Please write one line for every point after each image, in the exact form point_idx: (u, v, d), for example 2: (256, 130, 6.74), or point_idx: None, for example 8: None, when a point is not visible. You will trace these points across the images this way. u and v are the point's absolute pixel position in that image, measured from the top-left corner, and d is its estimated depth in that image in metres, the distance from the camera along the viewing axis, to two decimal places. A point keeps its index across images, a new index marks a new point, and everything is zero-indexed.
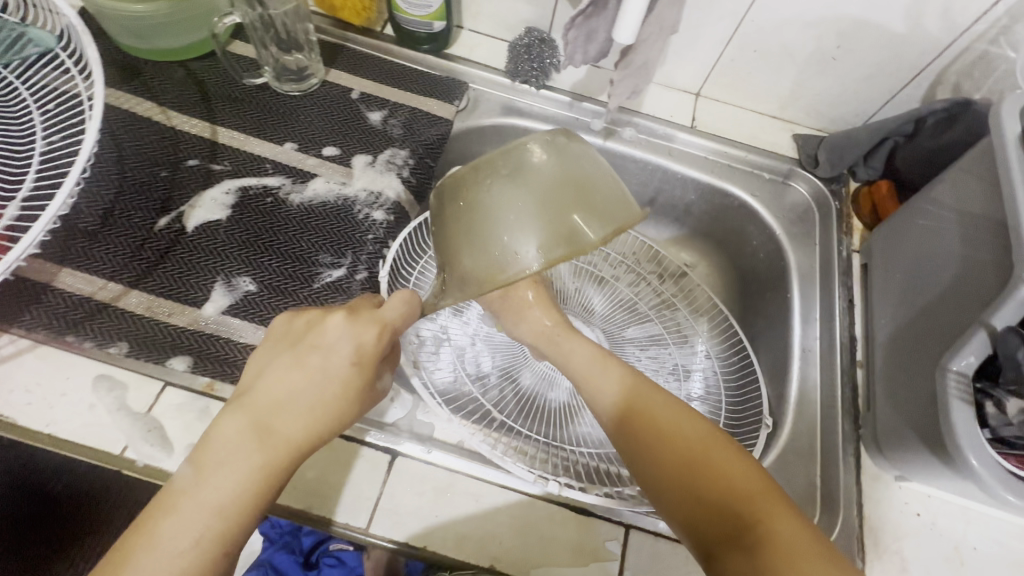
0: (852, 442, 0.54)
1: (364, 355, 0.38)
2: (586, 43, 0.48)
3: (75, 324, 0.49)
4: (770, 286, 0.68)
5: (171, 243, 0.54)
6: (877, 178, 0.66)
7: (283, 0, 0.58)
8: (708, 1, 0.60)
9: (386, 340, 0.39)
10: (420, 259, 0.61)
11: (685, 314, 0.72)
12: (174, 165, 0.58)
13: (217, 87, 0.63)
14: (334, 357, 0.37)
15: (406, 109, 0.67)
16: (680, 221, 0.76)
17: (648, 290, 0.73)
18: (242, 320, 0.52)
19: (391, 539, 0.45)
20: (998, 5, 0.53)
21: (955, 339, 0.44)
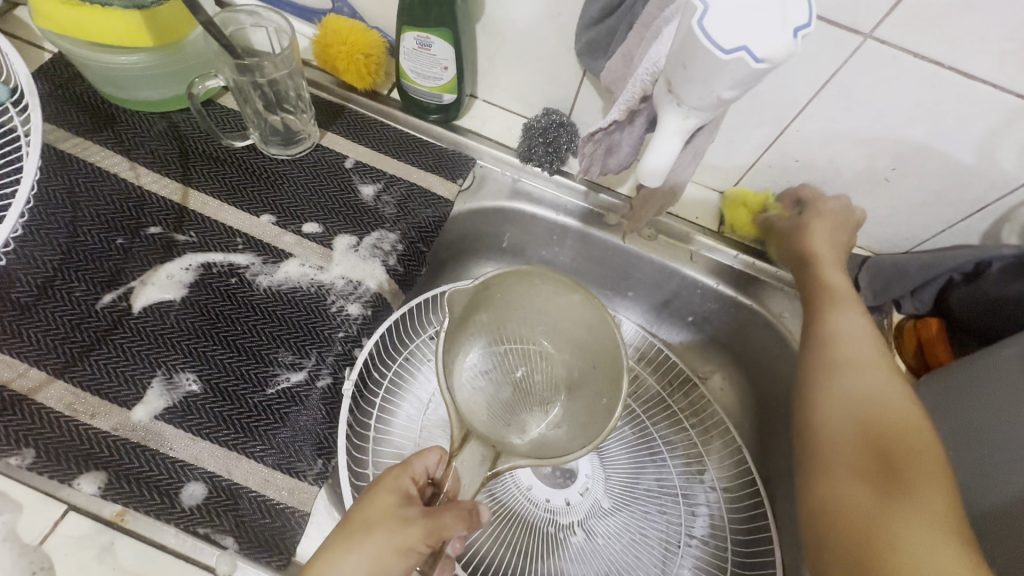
0: None
1: (394, 532, 0.37)
2: (605, 156, 0.42)
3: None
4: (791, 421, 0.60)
5: (112, 326, 0.47)
6: (925, 314, 0.58)
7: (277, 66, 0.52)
8: (750, 106, 0.53)
9: (419, 518, 0.37)
10: (397, 354, 0.55)
11: (694, 439, 0.63)
12: (133, 232, 0.52)
13: (197, 143, 0.57)
14: (367, 535, 0.37)
15: (403, 184, 0.60)
16: (696, 328, 0.68)
17: (654, 404, 0.65)
18: (176, 428, 0.45)
19: None
20: None
21: None
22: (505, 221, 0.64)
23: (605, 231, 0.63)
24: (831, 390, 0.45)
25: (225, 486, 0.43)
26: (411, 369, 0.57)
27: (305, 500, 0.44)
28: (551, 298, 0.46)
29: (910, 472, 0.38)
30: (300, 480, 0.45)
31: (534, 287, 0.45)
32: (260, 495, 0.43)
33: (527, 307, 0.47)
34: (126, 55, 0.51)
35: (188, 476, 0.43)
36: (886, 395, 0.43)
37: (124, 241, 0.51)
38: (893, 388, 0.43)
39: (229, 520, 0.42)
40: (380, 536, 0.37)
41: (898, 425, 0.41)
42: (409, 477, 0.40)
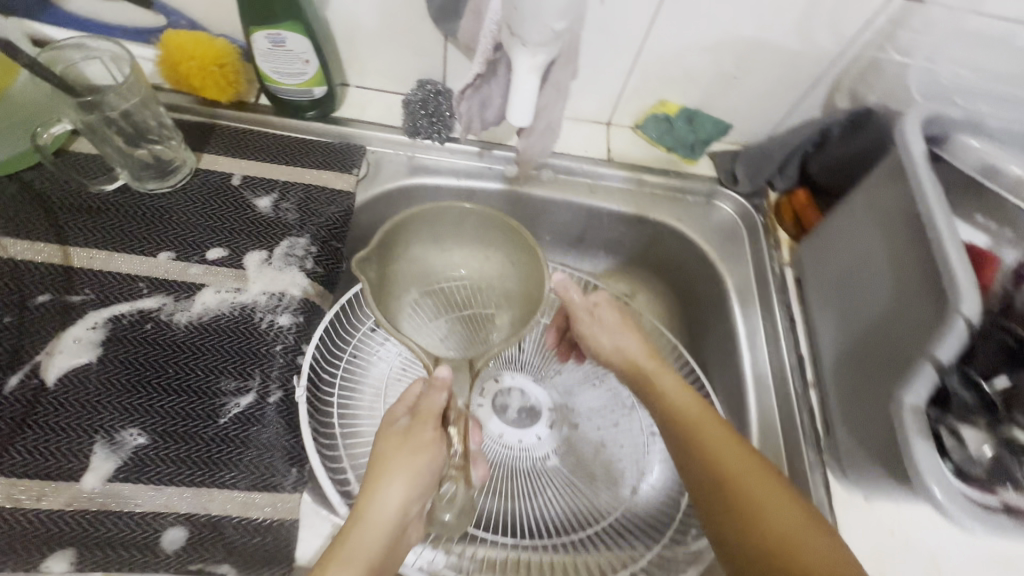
0: (818, 469, 0.52)
1: (408, 445, 0.42)
2: (482, 110, 0.45)
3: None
4: (710, 310, 0.67)
5: (29, 406, 0.45)
6: (794, 187, 0.66)
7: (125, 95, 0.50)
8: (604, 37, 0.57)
9: (420, 422, 0.43)
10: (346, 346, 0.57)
11: None
12: (20, 306, 0.48)
13: (63, 198, 0.53)
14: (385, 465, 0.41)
15: (298, 188, 0.60)
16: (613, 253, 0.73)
17: None
18: (135, 483, 0.44)
19: None
20: (879, 15, 0.53)
21: (902, 367, 0.43)
22: (411, 199, 0.65)
23: (508, 185, 0.66)
24: (756, 513, 0.39)
25: (205, 521, 0.43)
26: (362, 363, 0.58)
27: (290, 509, 0.45)
28: (423, 236, 0.49)
29: (802, 549, 0.36)
30: (280, 492, 0.45)
31: (438, 224, 0.48)
32: (244, 518, 0.44)
33: (424, 256, 0.50)
34: None
35: (164, 524, 0.43)
36: (714, 451, 0.43)
37: (12, 317, 0.48)
38: (721, 441, 0.44)
39: (219, 550, 0.42)
40: (400, 455, 0.41)
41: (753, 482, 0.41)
42: (401, 407, 0.45)
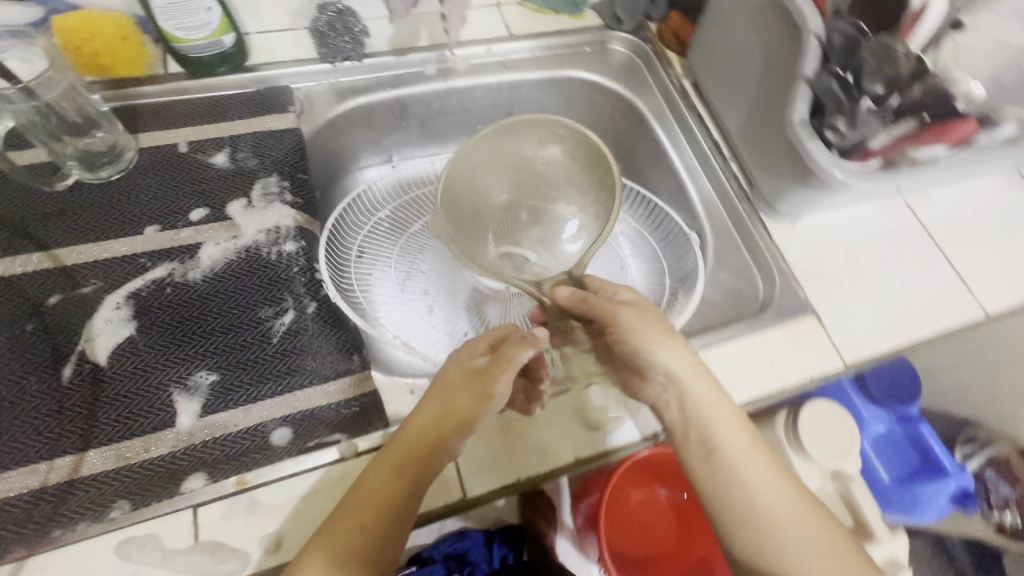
0: (755, 215, 0.66)
1: (473, 371, 0.46)
2: None
3: (50, 518, 0.42)
4: (635, 137, 0.78)
5: (95, 386, 0.48)
6: (667, 13, 0.77)
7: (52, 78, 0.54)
8: None
9: (491, 360, 0.46)
10: (347, 268, 0.67)
11: None
12: (37, 311, 0.50)
13: (24, 210, 0.54)
14: (453, 387, 0.46)
15: (246, 139, 0.62)
16: None
17: None
18: (226, 409, 0.49)
19: (487, 491, 0.48)
20: None
21: (789, 94, 0.56)
22: (349, 123, 0.70)
23: (432, 83, 0.72)
24: (735, 485, 0.44)
25: (301, 416, 0.49)
26: (367, 281, 0.68)
27: (368, 381, 0.52)
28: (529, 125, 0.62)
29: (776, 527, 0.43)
30: (354, 374, 0.52)
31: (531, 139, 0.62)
32: (333, 403, 0.50)
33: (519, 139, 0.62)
34: None
35: (268, 428, 0.48)
36: (714, 412, 0.46)
37: (34, 323, 0.49)
38: (722, 404, 0.47)
39: (325, 428, 0.49)
40: (463, 382, 0.45)
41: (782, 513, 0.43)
42: (485, 342, 0.49)
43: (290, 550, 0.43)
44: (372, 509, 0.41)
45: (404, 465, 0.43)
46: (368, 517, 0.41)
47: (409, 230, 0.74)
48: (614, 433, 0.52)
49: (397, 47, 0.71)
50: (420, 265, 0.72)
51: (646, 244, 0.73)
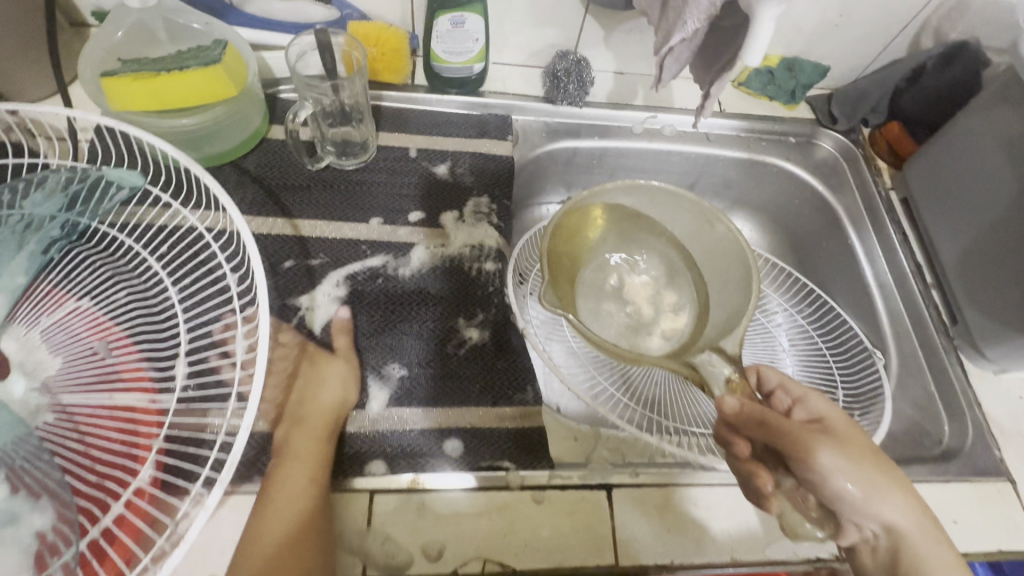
0: (954, 352, 0.62)
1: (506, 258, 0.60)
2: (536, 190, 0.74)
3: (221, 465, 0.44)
4: (800, 245, 0.77)
5: (306, 351, 0.53)
6: (885, 121, 0.75)
7: (355, 80, 0.58)
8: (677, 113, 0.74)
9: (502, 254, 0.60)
10: (529, 278, 0.69)
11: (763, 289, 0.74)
12: (274, 272, 0.56)
13: (280, 177, 0.60)
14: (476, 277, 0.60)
15: (467, 155, 0.67)
16: None
17: None
18: (418, 408, 0.52)
19: (639, 566, 0.46)
20: None
21: (1008, 242, 0.58)
22: (550, 162, 0.73)
23: (617, 137, 0.73)
24: None
25: (474, 433, 0.51)
26: (539, 291, 0.69)
27: (538, 448, 0.51)
28: None
29: None
30: (526, 405, 0.53)
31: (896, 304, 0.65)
32: (503, 428, 0.52)
33: None
34: (183, 117, 0.52)
35: (444, 435, 0.51)
36: None
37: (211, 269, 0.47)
38: None
39: (497, 453, 0.50)
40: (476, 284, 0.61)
41: (845, 425, 0.42)
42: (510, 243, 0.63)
43: (451, 561, 0.45)
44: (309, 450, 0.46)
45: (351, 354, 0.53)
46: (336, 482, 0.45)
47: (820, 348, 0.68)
48: (778, 556, 0.48)
49: (614, 99, 0.74)
50: (779, 366, 0.68)
51: (824, 369, 0.66)
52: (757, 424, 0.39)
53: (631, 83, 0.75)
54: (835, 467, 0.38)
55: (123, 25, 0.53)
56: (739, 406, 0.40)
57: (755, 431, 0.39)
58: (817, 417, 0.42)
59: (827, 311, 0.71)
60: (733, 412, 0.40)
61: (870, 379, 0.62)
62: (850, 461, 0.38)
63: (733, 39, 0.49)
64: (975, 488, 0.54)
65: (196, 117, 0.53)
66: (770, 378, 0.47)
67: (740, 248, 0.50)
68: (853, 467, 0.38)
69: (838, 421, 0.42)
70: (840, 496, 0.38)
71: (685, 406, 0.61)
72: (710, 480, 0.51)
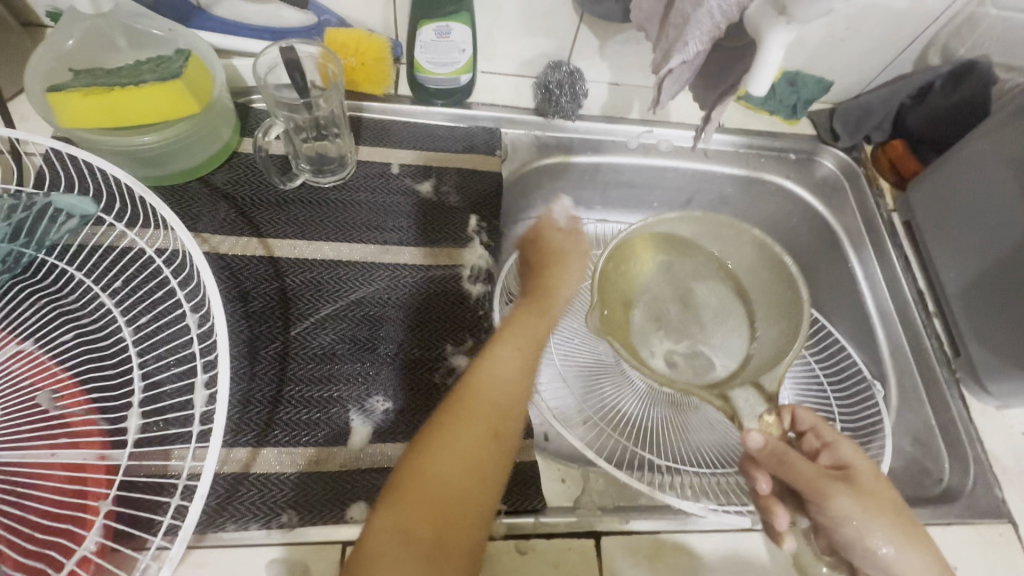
0: (955, 385, 0.60)
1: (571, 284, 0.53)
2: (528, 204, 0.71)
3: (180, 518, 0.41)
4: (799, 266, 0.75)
5: (280, 383, 0.50)
6: (888, 139, 0.73)
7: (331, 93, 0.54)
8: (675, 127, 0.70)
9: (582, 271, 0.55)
10: (516, 298, 0.66)
11: None
12: (245, 296, 0.52)
13: (252, 195, 0.57)
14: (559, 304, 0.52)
15: (453, 172, 0.63)
16: None
17: None
18: (399, 445, 0.49)
19: None
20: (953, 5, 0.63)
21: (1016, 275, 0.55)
22: (542, 177, 0.70)
23: (611, 152, 0.70)
24: None
25: None
26: None
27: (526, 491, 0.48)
28: None
29: None
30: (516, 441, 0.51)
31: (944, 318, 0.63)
32: None
33: None
34: (143, 135, 0.48)
35: None
36: None
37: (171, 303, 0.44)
38: None
39: None
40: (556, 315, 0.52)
41: (871, 473, 0.41)
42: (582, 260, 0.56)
43: None
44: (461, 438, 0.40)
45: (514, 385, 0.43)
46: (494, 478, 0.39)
47: (818, 376, 0.65)
48: None
49: (608, 112, 0.70)
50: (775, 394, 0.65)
51: (821, 398, 0.64)
52: (779, 465, 0.40)
53: (627, 95, 0.71)
54: (848, 517, 0.38)
55: (75, 33, 0.49)
56: (763, 443, 0.40)
57: (771, 468, 0.40)
58: (842, 464, 0.41)
59: (825, 337, 0.68)
60: (759, 449, 0.40)
61: (868, 413, 0.60)
62: (861, 514, 0.38)
63: (738, 61, 0.46)
64: (976, 531, 0.52)
65: (157, 134, 0.49)
66: (803, 418, 0.44)
67: (794, 287, 0.51)
68: (862, 520, 0.39)
69: (864, 470, 0.41)
70: (852, 541, 0.39)
71: (675, 440, 0.59)
72: (703, 525, 0.48)
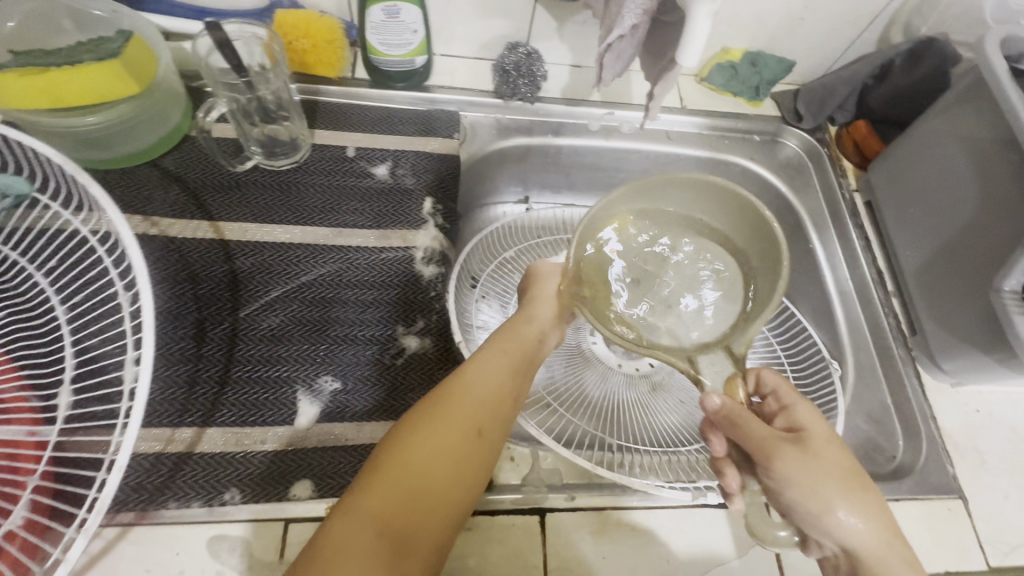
0: (911, 363, 0.60)
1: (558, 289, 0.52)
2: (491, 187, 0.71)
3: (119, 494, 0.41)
4: None
5: (227, 364, 0.50)
6: (852, 119, 0.72)
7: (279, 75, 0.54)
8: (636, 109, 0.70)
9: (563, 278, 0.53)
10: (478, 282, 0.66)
11: None
12: (194, 278, 0.52)
13: (204, 178, 0.56)
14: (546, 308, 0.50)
15: (409, 154, 0.63)
16: None
17: None
18: (346, 424, 0.49)
19: None
20: None
21: (970, 251, 0.55)
22: (502, 160, 0.69)
23: (571, 135, 0.69)
24: None
25: None
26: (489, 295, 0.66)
27: None
28: None
29: None
30: None
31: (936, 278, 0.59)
32: None
33: None
34: (85, 116, 0.48)
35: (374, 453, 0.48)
36: None
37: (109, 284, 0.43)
38: None
39: None
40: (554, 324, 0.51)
41: (828, 438, 0.40)
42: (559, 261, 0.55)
43: None
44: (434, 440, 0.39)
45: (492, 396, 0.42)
46: (467, 482, 0.39)
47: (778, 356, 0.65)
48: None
49: (569, 95, 0.70)
50: None
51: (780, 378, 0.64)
52: (728, 424, 0.38)
53: (588, 77, 0.71)
54: (797, 476, 0.37)
55: (16, 15, 0.49)
56: (721, 405, 0.37)
57: (723, 428, 0.39)
58: (798, 428, 0.40)
59: (787, 317, 0.68)
60: (714, 411, 0.38)
61: (825, 393, 0.60)
62: (809, 476, 0.37)
63: (677, 35, 0.45)
64: (925, 507, 0.52)
65: (100, 116, 0.48)
66: (767, 381, 0.44)
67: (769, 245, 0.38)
68: (810, 483, 0.37)
69: (818, 433, 0.40)
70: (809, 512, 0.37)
71: (633, 422, 0.59)
72: (649, 501, 0.48)
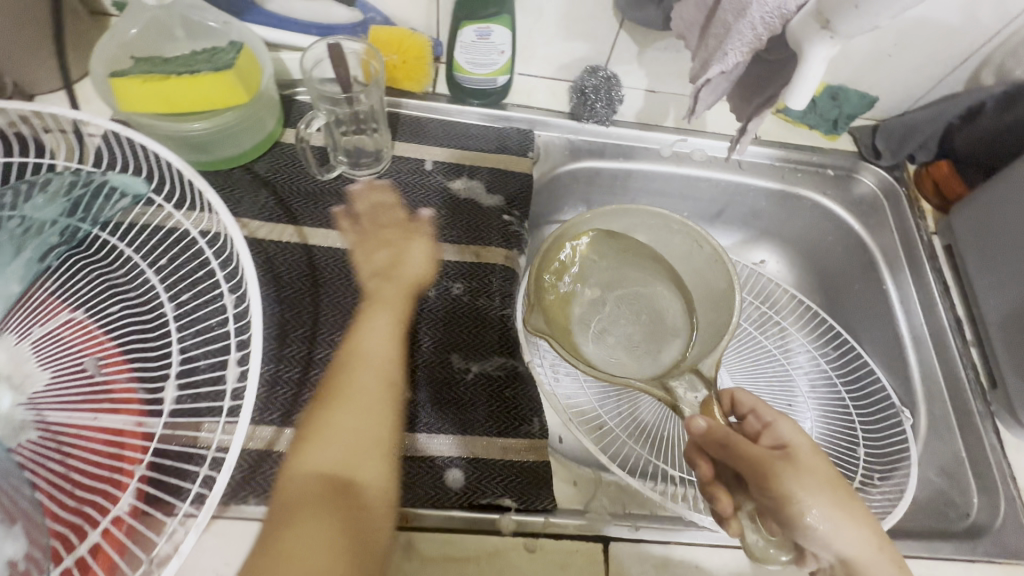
0: (989, 419, 0.58)
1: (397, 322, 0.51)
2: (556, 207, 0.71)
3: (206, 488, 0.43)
4: (830, 285, 0.73)
5: (306, 368, 0.51)
6: (933, 160, 0.70)
7: (371, 90, 0.56)
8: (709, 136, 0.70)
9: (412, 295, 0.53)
10: None
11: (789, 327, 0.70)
12: (279, 281, 0.54)
13: (292, 184, 0.59)
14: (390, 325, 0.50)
15: (485, 170, 0.64)
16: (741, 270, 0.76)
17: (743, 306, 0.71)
18: (415, 435, 0.49)
19: None
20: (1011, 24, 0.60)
21: None
22: (573, 181, 0.70)
23: (643, 158, 0.69)
24: None
25: (478, 465, 0.49)
26: None
27: (540, 489, 0.49)
28: None
29: None
30: (532, 439, 0.51)
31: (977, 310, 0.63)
32: (505, 460, 0.50)
33: None
34: (194, 122, 0.51)
35: (443, 467, 0.49)
36: None
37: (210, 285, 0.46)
38: None
39: (497, 490, 0.48)
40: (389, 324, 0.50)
41: (812, 455, 0.40)
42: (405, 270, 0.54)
43: None
44: (326, 512, 0.37)
45: (356, 446, 0.41)
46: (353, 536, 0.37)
47: (843, 399, 0.64)
48: None
49: (643, 119, 0.70)
50: (797, 413, 0.64)
51: (846, 421, 0.62)
52: (720, 448, 0.39)
53: (662, 102, 0.71)
54: (785, 491, 0.37)
55: (138, 22, 0.52)
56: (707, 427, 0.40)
57: (716, 451, 0.40)
58: (782, 443, 0.41)
59: (853, 359, 0.66)
60: (702, 434, 0.40)
61: (895, 442, 0.58)
62: (805, 486, 0.37)
63: (778, 72, 0.45)
64: (1003, 572, 0.50)
65: (207, 122, 0.52)
66: (744, 401, 0.44)
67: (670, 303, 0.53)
68: (807, 496, 0.37)
69: (804, 448, 0.40)
70: (799, 526, 0.37)
71: None
72: (714, 540, 0.48)
